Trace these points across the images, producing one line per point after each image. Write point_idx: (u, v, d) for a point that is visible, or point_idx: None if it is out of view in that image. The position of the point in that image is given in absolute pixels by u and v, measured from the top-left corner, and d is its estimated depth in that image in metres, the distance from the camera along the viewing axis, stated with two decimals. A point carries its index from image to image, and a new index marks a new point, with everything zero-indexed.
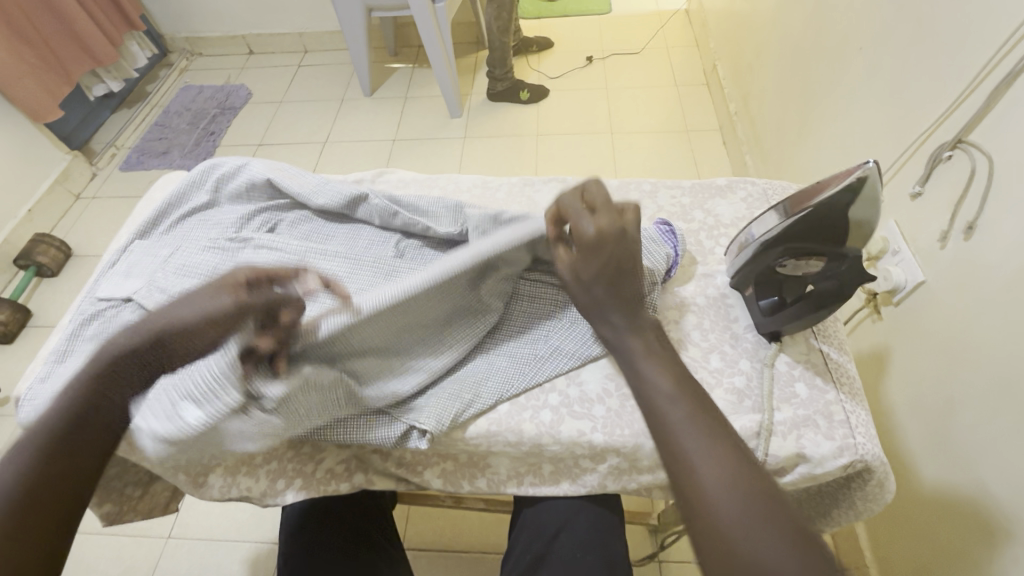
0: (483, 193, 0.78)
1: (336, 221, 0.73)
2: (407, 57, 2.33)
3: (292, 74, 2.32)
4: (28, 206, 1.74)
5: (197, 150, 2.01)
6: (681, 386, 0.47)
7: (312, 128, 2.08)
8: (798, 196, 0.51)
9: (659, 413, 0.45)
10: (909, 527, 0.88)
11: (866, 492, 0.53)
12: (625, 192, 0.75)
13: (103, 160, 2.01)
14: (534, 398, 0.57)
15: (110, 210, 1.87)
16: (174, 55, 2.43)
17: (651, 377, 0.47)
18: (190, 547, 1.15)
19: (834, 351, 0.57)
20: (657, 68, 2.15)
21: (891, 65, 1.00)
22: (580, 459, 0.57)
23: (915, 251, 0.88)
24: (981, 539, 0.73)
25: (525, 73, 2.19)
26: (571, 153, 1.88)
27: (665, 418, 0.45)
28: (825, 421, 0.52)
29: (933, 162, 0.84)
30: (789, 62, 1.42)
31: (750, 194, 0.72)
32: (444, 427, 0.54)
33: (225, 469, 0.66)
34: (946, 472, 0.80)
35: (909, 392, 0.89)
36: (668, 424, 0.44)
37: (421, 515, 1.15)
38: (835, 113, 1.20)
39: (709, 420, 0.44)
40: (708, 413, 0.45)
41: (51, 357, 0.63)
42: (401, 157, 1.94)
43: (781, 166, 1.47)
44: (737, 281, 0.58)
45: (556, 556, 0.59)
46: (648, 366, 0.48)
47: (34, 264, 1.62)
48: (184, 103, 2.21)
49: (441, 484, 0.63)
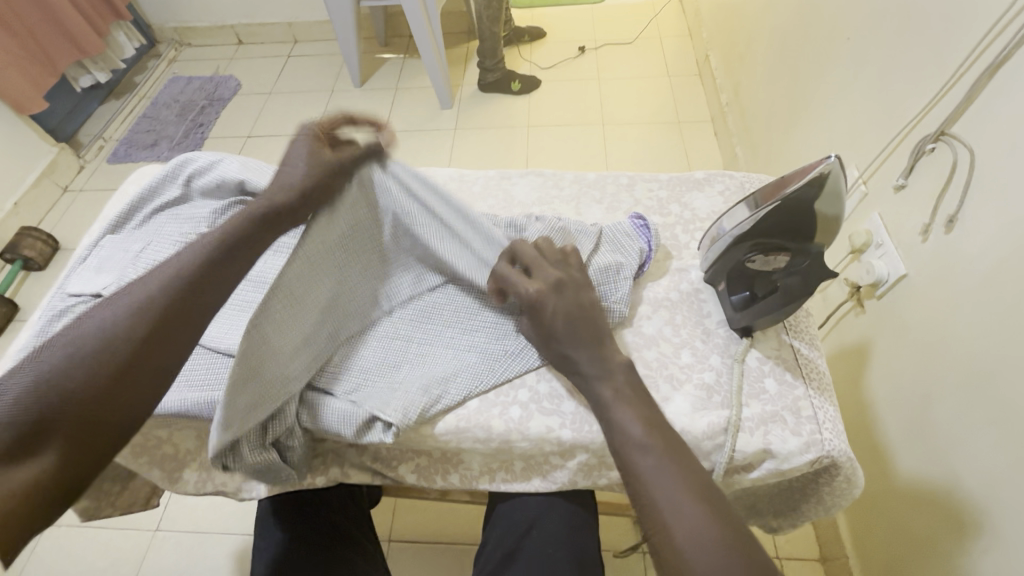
0: (460, 186, 0.77)
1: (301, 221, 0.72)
2: (398, 47, 2.30)
3: (281, 65, 2.29)
4: (14, 199, 1.72)
5: (185, 143, 2.00)
6: (623, 392, 0.49)
7: (302, 119, 2.06)
8: (767, 189, 0.50)
9: (621, 450, 0.46)
10: (886, 518, 0.89)
11: (833, 488, 0.53)
12: (602, 185, 0.74)
13: (91, 153, 1.99)
14: (503, 394, 0.57)
15: (97, 203, 1.85)
16: (163, 45, 2.39)
17: (595, 385, 0.50)
18: (177, 540, 1.16)
19: (805, 347, 0.57)
20: (649, 58, 2.13)
21: (878, 55, 0.99)
22: (549, 456, 0.57)
23: (897, 245, 0.88)
24: (954, 533, 0.74)
25: (516, 64, 2.17)
26: (562, 145, 1.87)
27: (627, 452, 0.45)
28: (793, 417, 0.52)
29: (916, 154, 0.84)
30: (779, 52, 1.41)
31: (728, 187, 0.71)
32: (411, 420, 0.53)
33: (199, 463, 0.68)
34: (922, 465, 0.80)
35: (890, 385, 0.89)
36: (628, 458, 0.45)
37: (407, 508, 1.15)
38: (824, 104, 1.18)
39: (673, 449, 0.45)
40: (675, 442, 0.46)
41: (19, 354, 0.62)
42: (391, 150, 1.93)
43: (770, 158, 1.46)
44: (710, 276, 0.58)
45: (525, 552, 0.59)
46: (608, 399, 0.49)
47: (21, 257, 1.61)
48: (173, 94, 2.19)
49: (414, 479, 0.64)
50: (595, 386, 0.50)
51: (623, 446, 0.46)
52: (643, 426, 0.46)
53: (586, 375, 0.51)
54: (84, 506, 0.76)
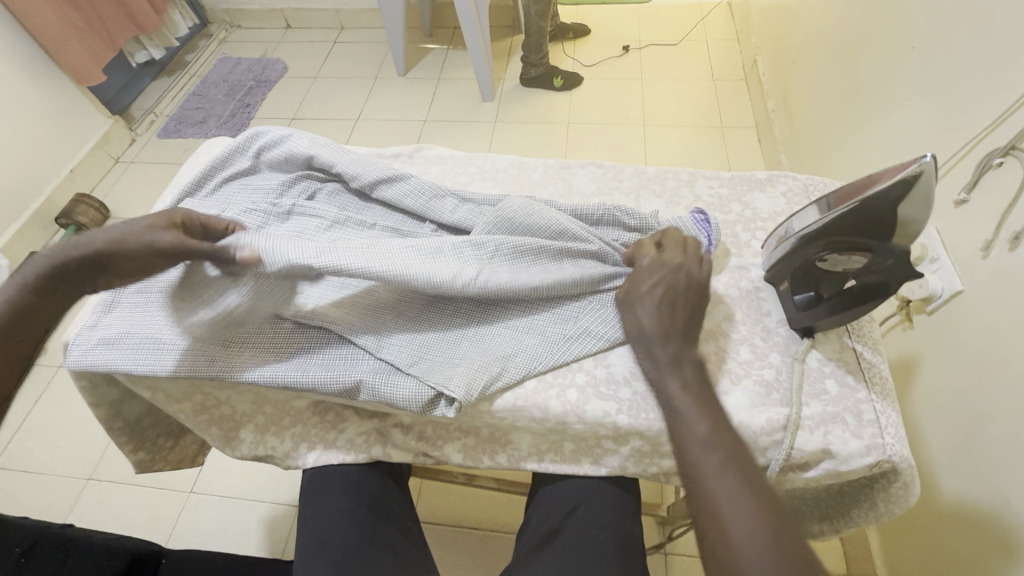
0: (520, 173, 0.78)
1: (362, 199, 0.73)
2: (442, 38, 2.32)
3: (328, 50, 2.33)
4: (70, 167, 1.79)
5: (232, 121, 2.05)
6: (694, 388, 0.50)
7: (345, 104, 2.10)
8: (843, 191, 0.50)
9: (683, 443, 0.47)
10: (924, 537, 0.88)
11: (889, 493, 0.53)
12: (662, 180, 0.74)
13: (142, 127, 2.06)
14: (561, 377, 0.58)
15: (147, 175, 1.92)
16: (215, 26, 2.46)
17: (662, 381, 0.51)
18: (210, 502, 1.20)
19: (868, 351, 0.57)
20: (694, 60, 2.11)
21: (944, 66, 0.96)
22: (602, 440, 0.58)
23: (954, 260, 0.85)
24: (998, 555, 0.72)
25: (559, 60, 2.17)
26: (601, 143, 1.86)
27: (688, 448, 0.46)
28: (854, 419, 0.52)
29: (982, 168, 0.81)
30: (834, 60, 1.38)
31: (790, 188, 0.71)
32: (473, 397, 0.54)
33: (255, 425, 0.70)
34: (968, 485, 0.79)
35: (936, 401, 0.87)
36: (691, 455, 0.46)
37: (434, 490, 1.17)
38: (881, 114, 1.16)
39: (734, 447, 0.46)
40: (738, 443, 0.46)
41: (97, 307, 0.65)
42: (431, 139, 1.95)
43: (818, 165, 1.44)
44: (773, 275, 0.58)
45: (569, 532, 0.60)
46: (675, 395, 0.50)
47: (75, 223, 1.67)
48: (222, 73, 2.24)
49: (461, 457, 0.65)
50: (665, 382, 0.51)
51: (685, 443, 0.47)
52: (708, 426, 0.47)
53: (658, 379, 0.51)
54: (140, 458, 0.80)
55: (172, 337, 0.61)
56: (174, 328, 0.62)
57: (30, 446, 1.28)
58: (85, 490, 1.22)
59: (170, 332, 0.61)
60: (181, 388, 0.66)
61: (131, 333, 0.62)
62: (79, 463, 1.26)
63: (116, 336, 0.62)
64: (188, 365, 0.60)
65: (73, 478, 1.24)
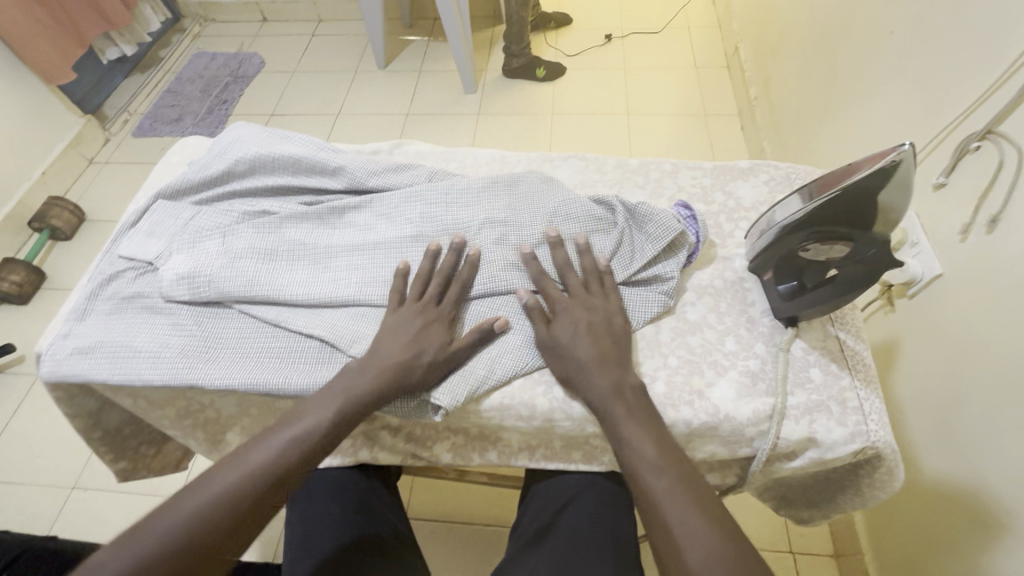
0: (501, 167, 0.78)
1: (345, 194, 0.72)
2: (422, 29, 2.28)
3: (306, 44, 2.28)
4: (41, 169, 1.73)
5: (209, 119, 2.00)
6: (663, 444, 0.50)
7: (324, 99, 2.06)
8: (825, 179, 0.49)
9: (634, 469, 0.49)
10: (908, 517, 0.89)
11: (874, 479, 0.54)
12: (645, 172, 0.74)
13: (116, 126, 2.00)
14: (547, 373, 0.58)
15: (121, 176, 1.87)
16: (188, 20, 2.39)
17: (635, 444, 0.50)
18: None
19: (851, 338, 0.57)
20: (676, 49, 2.10)
21: (923, 51, 0.97)
22: (592, 437, 0.59)
23: (933, 243, 0.85)
24: (976, 533, 0.74)
25: (541, 50, 2.15)
26: (585, 133, 1.86)
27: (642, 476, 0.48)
28: (838, 407, 0.52)
29: (959, 153, 0.81)
30: (815, 45, 1.38)
31: (773, 177, 0.71)
32: (459, 403, 0.55)
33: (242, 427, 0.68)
34: (948, 465, 0.80)
35: (915, 384, 0.88)
36: (641, 479, 0.48)
37: (426, 487, 1.17)
38: (861, 99, 1.16)
39: (682, 470, 0.48)
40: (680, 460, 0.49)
41: (69, 315, 0.65)
42: (414, 133, 1.92)
43: (800, 152, 1.45)
44: (755, 267, 0.58)
45: (561, 526, 0.61)
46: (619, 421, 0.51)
47: (48, 227, 1.62)
48: (196, 70, 2.18)
49: (451, 458, 0.65)
50: (687, 538, 0.45)
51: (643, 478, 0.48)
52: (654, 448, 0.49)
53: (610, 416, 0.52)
54: (123, 466, 0.78)
55: (141, 348, 0.60)
56: (151, 336, 0.61)
57: (11, 455, 1.26)
58: (69, 499, 1.19)
59: (142, 343, 0.61)
60: (162, 395, 0.65)
61: (104, 342, 0.61)
62: (63, 473, 1.23)
63: (91, 346, 0.61)
64: (124, 375, 0.59)
65: (57, 487, 1.21)
